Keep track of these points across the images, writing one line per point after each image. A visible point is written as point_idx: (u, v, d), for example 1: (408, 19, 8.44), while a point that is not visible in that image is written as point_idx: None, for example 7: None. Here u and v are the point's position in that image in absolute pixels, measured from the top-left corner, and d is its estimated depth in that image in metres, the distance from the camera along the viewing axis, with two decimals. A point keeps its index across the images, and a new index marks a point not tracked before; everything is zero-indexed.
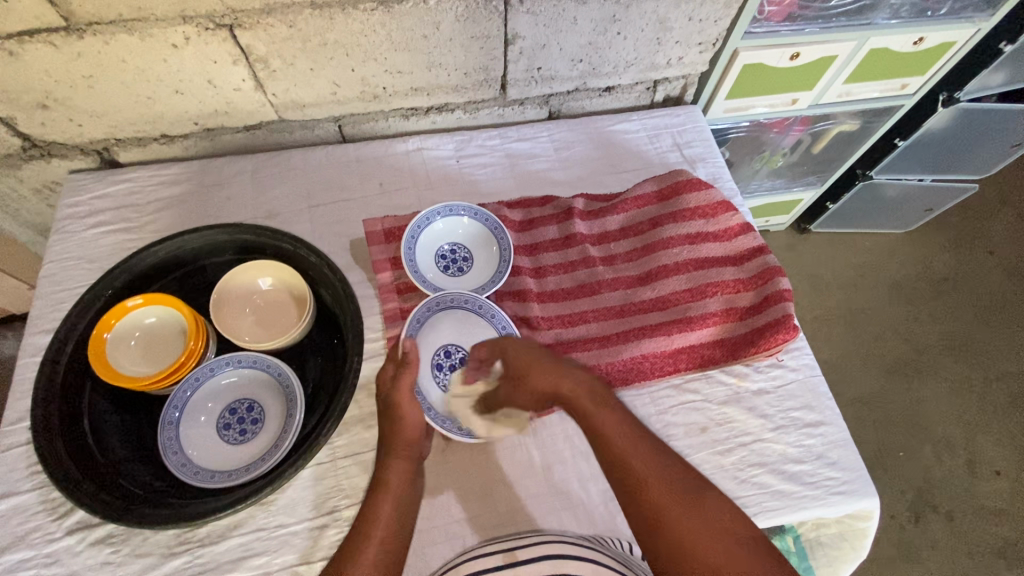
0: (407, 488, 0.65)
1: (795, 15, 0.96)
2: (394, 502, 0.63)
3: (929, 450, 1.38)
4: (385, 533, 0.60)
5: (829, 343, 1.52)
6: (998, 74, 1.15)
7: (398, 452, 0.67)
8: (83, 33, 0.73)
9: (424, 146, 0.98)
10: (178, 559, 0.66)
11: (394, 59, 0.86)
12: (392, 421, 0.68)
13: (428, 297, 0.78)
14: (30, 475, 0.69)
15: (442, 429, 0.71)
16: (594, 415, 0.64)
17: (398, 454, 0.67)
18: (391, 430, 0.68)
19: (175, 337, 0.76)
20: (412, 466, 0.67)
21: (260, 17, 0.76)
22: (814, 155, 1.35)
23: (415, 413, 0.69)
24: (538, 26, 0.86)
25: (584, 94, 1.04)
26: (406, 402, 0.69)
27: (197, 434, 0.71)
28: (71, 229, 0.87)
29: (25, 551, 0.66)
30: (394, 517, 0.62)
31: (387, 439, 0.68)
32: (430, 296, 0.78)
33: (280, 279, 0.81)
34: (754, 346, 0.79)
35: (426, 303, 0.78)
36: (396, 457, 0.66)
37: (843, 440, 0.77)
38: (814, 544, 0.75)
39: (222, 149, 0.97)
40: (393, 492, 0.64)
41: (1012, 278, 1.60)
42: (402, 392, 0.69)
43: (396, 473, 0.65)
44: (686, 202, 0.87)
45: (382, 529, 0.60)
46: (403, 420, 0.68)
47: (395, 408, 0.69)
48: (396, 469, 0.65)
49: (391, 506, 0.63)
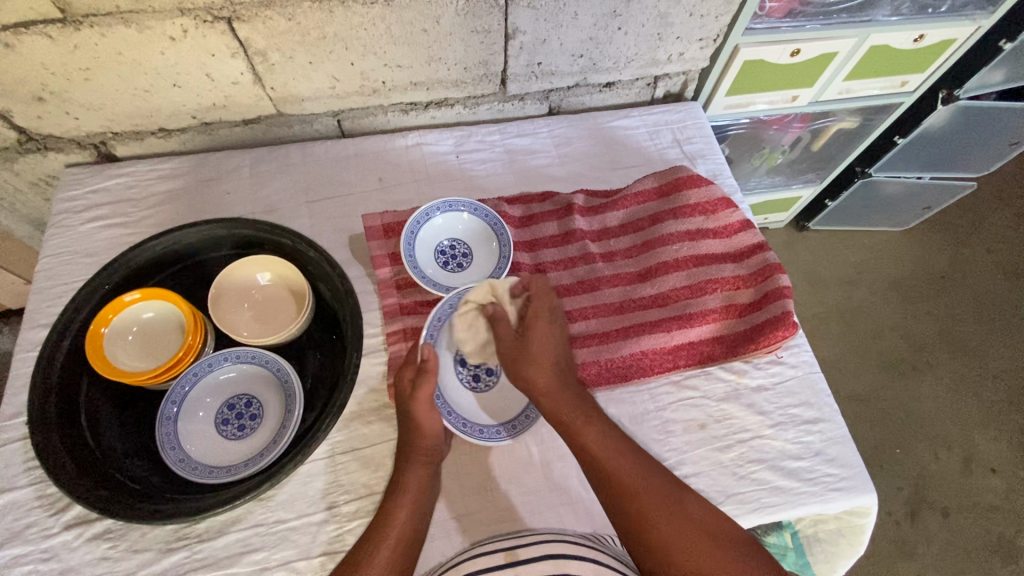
0: (423, 491, 0.66)
1: (796, 11, 0.96)
2: (410, 506, 0.64)
3: (926, 447, 1.38)
4: (399, 535, 0.62)
5: (827, 339, 1.52)
6: (999, 72, 1.15)
7: (415, 457, 0.68)
8: (79, 25, 0.72)
9: (423, 142, 0.97)
10: (175, 554, 0.65)
11: (394, 53, 0.86)
12: (411, 427, 0.69)
13: (449, 294, 0.76)
14: (26, 470, 0.69)
15: (461, 432, 0.70)
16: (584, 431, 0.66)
17: (416, 457, 0.68)
18: (409, 435, 0.69)
19: (172, 332, 0.75)
20: (431, 471, 0.68)
21: (258, 10, 0.75)
22: (814, 153, 1.35)
23: (432, 423, 0.69)
24: (538, 20, 0.86)
25: (584, 90, 1.03)
26: (427, 418, 0.69)
27: (196, 430, 0.70)
28: (67, 223, 0.87)
29: (22, 547, 0.65)
30: (408, 523, 0.63)
31: (407, 444, 0.68)
32: (450, 293, 0.76)
33: (278, 274, 0.80)
34: (753, 342, 0.79)
35: (446, 300, 0.76)
36: (415, 462, 0.67)
37: (841, 437, 0.77)
38: (812, 540, 0.77)
39: (221, 144, 0.97)
40: (410, 494, 0.65)
41: (1009, 276, 1.61)
42: (419, 403, 0.69)
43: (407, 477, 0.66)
44: (687, 198, 0.87)
45: (395, 534, 0.62)
46: (416, 429, 0.68)
47: (410, 418, 0.69)
48: (414, 475, 0.67)
49: (405, 514, 0.64)
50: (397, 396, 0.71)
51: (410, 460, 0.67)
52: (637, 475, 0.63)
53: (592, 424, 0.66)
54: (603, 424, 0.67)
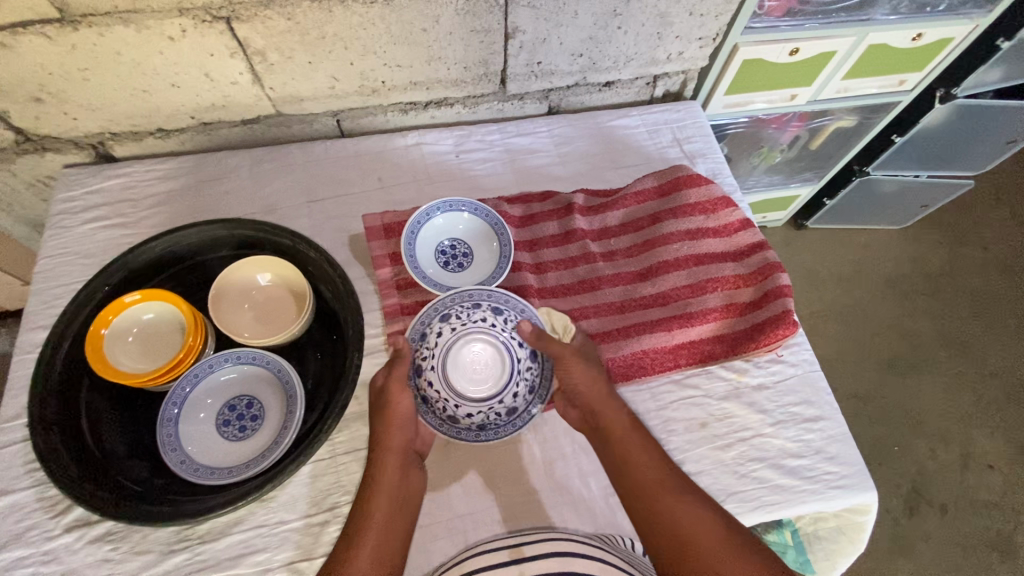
0: (400, 483, 0.65)
1: (795, 10, 0.96)
2: (387, 498, 0.63)
3: (924, 443, 1.39)
4: (379, 532, 0.61)
5: (826, 338, 1.52)
6: (996, 70, 1.15)
7: (388, 447, 0.66)
8: (77, 25, 0.72)
9: (424, 141, 0.97)
10: (177, 556, 0.65)
11: (393, 53, 0.86)
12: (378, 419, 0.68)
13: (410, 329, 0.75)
14: (27, 472, 0.69)
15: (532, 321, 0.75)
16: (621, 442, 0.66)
17: (389, 448, 0.66)
18: (383, 429, 0.67)
19: (173, 333, 0.75)
20: (405, 461, 0.67)
21: (257, 9, 0.75)
22: (812, 151, 1.36)
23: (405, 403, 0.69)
24: (539, 19, 0.86)
25: (584, 89, 1.03)
26: (399, 407, 0.68)
27: (195, 431, 0.70)
28: (65, 224, 0.86)
29: (23, 549, 0.65)
30: (386, 516, 0.62)
31: (379, 431, 0.67)
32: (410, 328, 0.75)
33: (278, 275, 0.80)
34: (754, 341, 0.79)
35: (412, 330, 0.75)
36: (387, 451, 0.66)
37: (841, 435, 0.77)
38: (812, 538, 0.78)
39: (220, 144, 0.96)
40: (386, 487, 0.64)
41: (1006, 274, 1.61)
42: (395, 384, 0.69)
43: (390, 472, 0.65)
44: (687, 197, 0.87)
45: (375, 527, 0.61)
46: (393, 411, 0.68)
47: (387, 400, 0.69)
48: (387, 465, 0.65)
49: (383, 506, 0.63)
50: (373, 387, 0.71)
51: (383, 450, 0.66)
52: (656, 473, 0.63)
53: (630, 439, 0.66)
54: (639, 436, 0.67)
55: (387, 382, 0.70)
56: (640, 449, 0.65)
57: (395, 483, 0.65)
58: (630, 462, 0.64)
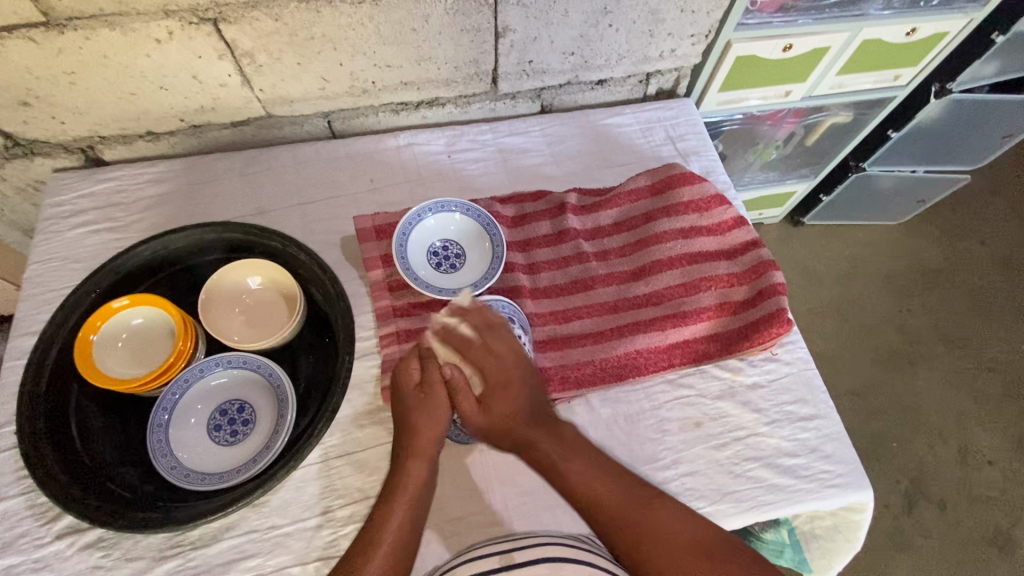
0: (421, 490, 0.66)
1: (788, 7, 0.95)
2: (406, 506, 0.64)
3: (922, 440, 1.39)
4: (394, 543, 0.61)
5: (823, 336, 1.52)
6: (992, 64, 1.15)
7: (414, 456, 0.67)
8: (63, 29, 0.72)
9: (415, 142, 0.96)
10: (169, 562, 0.65)
11: (383, 53, 0.85)
12: (414, 424, 0.68)
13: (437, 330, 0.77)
14: (18, 479, 0.68)
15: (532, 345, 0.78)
16: (569, 469, 0.66)
17: (414, 454, 0.67)
18: (409, 435, 0.68)
19: (163, 338, 0.75)
20: (427, 467, 0.67)
21: (245, 11, 0.74)
22: (807, 147, 1.35)
23: (447, 406, 0.69)
24: (528, 18, 0.85)
25: (576, 88, 1.03)
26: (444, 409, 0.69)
27: (187, 437, 0.70)
28: (55, 229, 0.86)
29: (14, 556, 0.65)
30: (405, 521, 0.63)
31: (407, 437, 0.68)
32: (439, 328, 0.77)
33: (269, 278, 0.80)
34: (748, 339, 0.79)
35: None
36: (413, 457, 0.67)
37: (837, 433, 0.77)
38: (809, 537, 0.77)
39: (210, 146, 0.96)
40: (407, 495, 0.65)
41: (1004, 269, 1.61)
42: (437, 385, 0.70)
43: (413, 479, 0.66)
44: (681, 195, 0.87)
45: (391, 536, 0.62)
46: (434, 411, 0.69)
47: (429, 400, 0.69)
48: (413, 472, 0.66)
49: (403, 512, 0.64)
50: (399, 386, 0.71)
51: (407, 457, 0.67)
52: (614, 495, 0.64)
53: (575, 463, 0.67)
54: (586, 459, 0.67)
55: (428, 382, 0.70)
56: (591, 473, 0.66)
57: (415, 490, 0.65)
58: (580, 485, 0.65)
